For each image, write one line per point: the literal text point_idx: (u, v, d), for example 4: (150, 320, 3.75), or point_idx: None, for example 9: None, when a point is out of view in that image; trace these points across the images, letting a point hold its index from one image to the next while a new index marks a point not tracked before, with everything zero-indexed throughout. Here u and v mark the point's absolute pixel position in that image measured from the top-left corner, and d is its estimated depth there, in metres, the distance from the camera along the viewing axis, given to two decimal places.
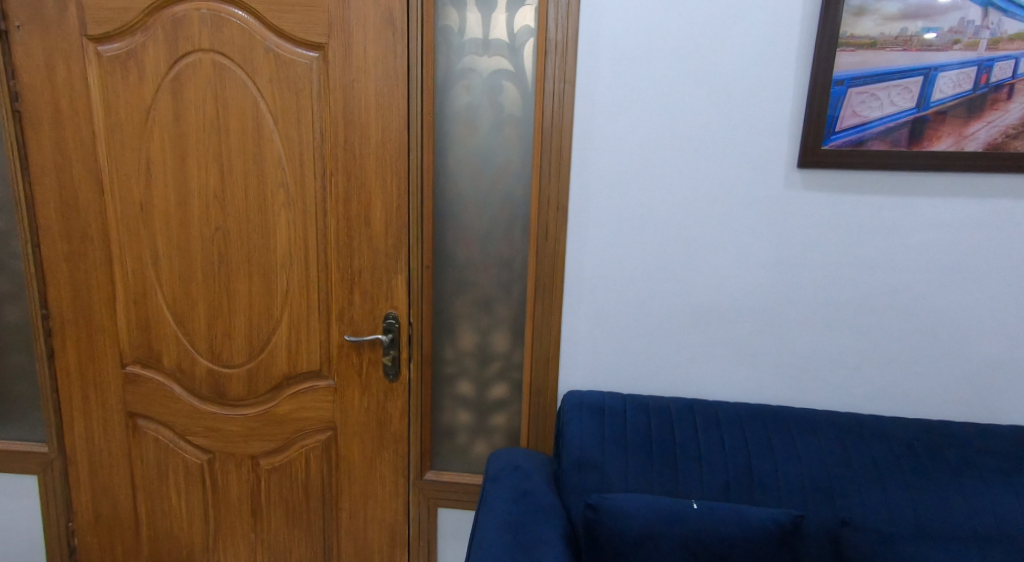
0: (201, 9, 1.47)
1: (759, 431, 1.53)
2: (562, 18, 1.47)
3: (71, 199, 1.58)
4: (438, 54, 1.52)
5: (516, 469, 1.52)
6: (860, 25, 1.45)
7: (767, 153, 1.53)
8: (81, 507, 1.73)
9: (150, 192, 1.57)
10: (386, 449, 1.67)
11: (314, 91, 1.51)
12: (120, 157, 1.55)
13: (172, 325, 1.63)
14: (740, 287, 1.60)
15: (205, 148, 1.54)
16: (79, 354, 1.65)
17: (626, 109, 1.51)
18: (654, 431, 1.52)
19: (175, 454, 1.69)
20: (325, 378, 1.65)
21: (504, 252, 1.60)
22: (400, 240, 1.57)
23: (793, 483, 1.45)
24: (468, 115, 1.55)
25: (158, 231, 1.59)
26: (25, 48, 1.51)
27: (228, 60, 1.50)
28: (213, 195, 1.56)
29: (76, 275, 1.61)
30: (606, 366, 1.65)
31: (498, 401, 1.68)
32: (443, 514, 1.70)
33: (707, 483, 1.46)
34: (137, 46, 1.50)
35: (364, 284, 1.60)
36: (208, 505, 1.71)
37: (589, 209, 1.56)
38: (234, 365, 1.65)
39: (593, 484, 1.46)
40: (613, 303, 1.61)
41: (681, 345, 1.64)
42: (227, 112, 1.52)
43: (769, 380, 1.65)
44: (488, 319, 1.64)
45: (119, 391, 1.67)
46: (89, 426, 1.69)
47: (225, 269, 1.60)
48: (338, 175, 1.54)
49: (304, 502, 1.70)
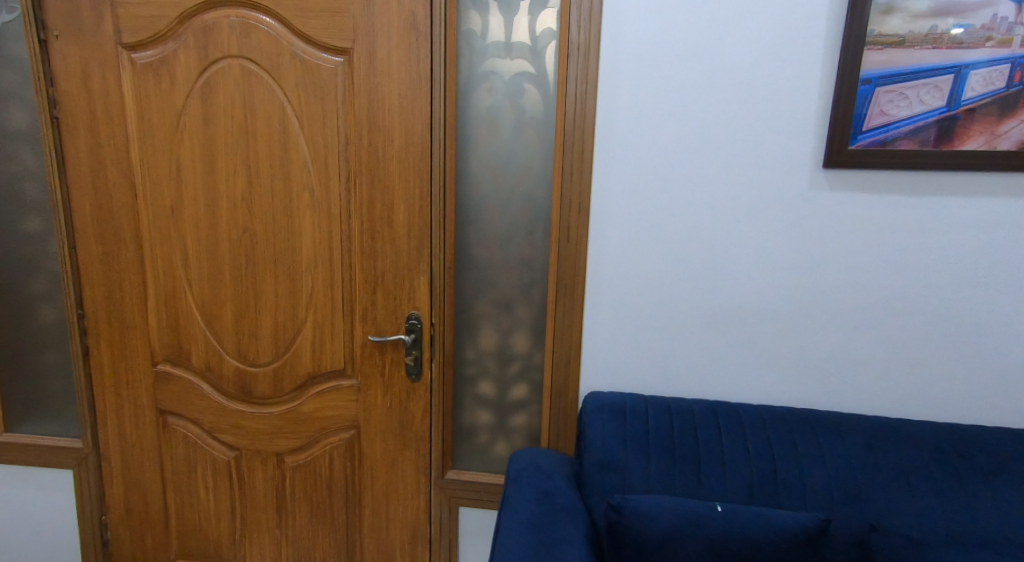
0: (230, 16, 1.51)
1: (783, 433, 1.51)
2: (584, 19, 1.47)
3: (105, 202, 1.62)
4: (461, 57, 1.54)
5: (537, 469, 1.53)
6: (889, 24, 1.43)
7: (792, 153, 1.51)
8: (114, 501, 1.78)
9: (181, 195, 1.61)
10: (408, 448, 1.69)
11: (339, 95, 1.54)
12: (152, 161, 1.60)
13: (201, 325, 1.67)
14: (763, 288, 1.58)
15: (234, 151, 1.58)
16: (112, 352, 1.70)
17: (648, 110, 1.51)
18: (676, 433, 1.51)
19: (202, 451, 1.73)
20: (349, 377, 1.68)
21: (525, 253, 1.61)
22: (423, 241, 1.59)
23: (819, 486, 1.43)
24: (490, 118, 1.56)
25: (188, 233, 1.63)
26: (62, 56, 1.56)
27: (255, 65, 1.53)
28: (241, 198, 1.60)
29: (109, 276, 1.66)
30: (628, 368, 1.64)
31: (519, 401, 1.69)
32: (464, 513, 1.71)
33: (729, 485, 1.44)
34: (169, 53, 1.54)
35: (386, 285, 1.62)
36: (234, 501, 1.75)
37: (611, 210, 1.56)
38: (260, 364, 1.68)
39: (615, 485, 1.45)
40: (634, 304, 1.61)
41: (703, 347, 1.62)
42: (255, 117, 1.56)
43: (793, 383, 1.63)
44: (509, 319, 1.65)
45: (149, 389, 1.71)
46: (121, 422, 1.73)
47: (252, 270, 1.63)
48: (362, 177, 1.57)
49: (328, 499, 1.72)
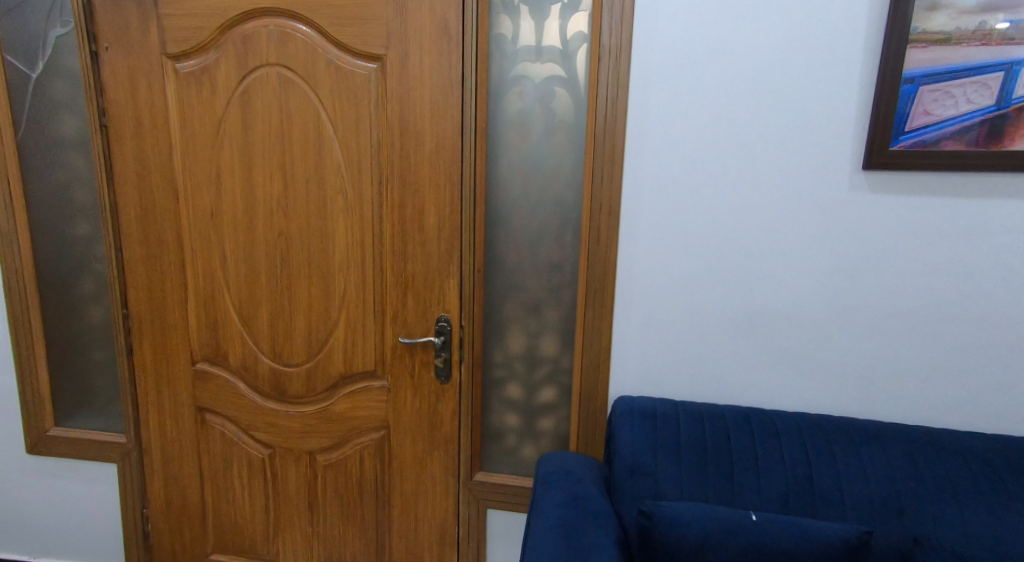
0: (268, 26, 1.55)
1: (820, 442, 1.47)
2: (615, 23, 1.47)
3: (149, 206, 1.69)
4: (492, 62, 1.55)
5: (566, 473, 1.52)
6: (934, 21, 1.38)
7: (830, 155, 1.48)
8: (155, 495, 1.84)
9: (220, 199, 1.66)
10: (437, 449, 1.70)
11: (372, 101, 1.56)
12: (194, 167, 1.66)
13: (238, 325, 1.72)
14: (799, 293, 1.55)
15: (271, 157, 1.62)
16: (155, 351, 1.76)
17: (680, 113, 1.50)
18: (709, 439, 1.49)
19: (238, 448, 1.78)
20: (379, 378, 1.70)
21: (554, 256, 1.61)
22: (453, 244, 1.61)
23: (859, 498, 1.39)
24: (520, 122, 1.56)
25: (227, 236, 1.68)
26: (111, 67, 1.62)
27: (292, 73, 1.57)
28: (277, 202, 1.64)
29: (152, 278, 1.73)
30: (660, 373, 1.63)
31: (547, 404, 1.68)
32: (492, 516, 1.72)
33: (764, 494, 1.42)
34: (210, 62, 1.59)
35: (417, 288, 1.64)
36: (268, 497, 1.79)
37: (642, 213, 1.55)
38: (294, 365, 1.72)
39: (645, 491, 1.44)
40: (665, 309, 1.59)
41: (736, 352, 1.60)
42: (291, 123, 1.60)
43: (830, 391, 1.58)
44: (538, 323, 1.65)
45: (189, 387, 1.77)
46: (162, 419, 1.79)
47: (286, 272, 1.67)
48: (393, 181, 1.59)
49: (358, 498, 1.75)
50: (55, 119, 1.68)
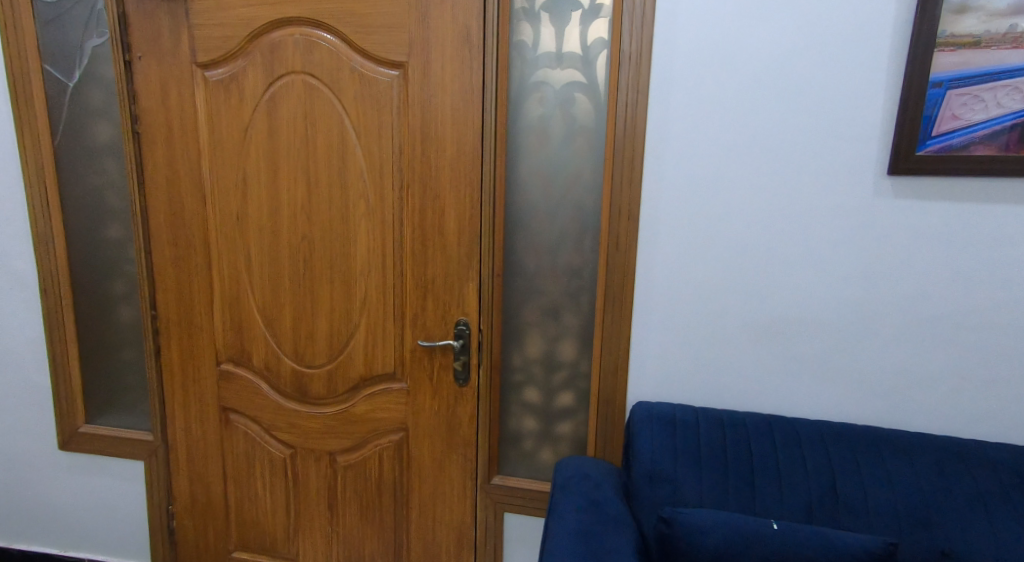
0: (294, 34, 1.59)
1: (844, 451, 1.45)
2: (636, 29, 1.47)
3: (178, 210, 1.73)
4: (513, 68, 1.56)
5: (585, 477, 1.52)
6: (963, 24, 1.36)
7: (854, 160, 1.46)
8: (180, 492, 1.88)
9: (246, 204, 1.70)
10: (455, 452, 1.71)
11: (394, 107, 1.59)
12: (221, 172, 1.70)
13: (261, 327, 1.76)
14: (823, 299, 1.53)
15: (295, 162, 1.65)
16: (181, 351, 1.81)
17: (700, 118, 1.49)
18: (729, 446, 1.47)
19: (261, 448, 1.81)
20: (399, 381, 1.72)
21: (573, 261, 1.61)
22: (472, 248, 1.62)
23: (884, 508, 1.37)
24: (541, 127, 1.57)
25: (252, 239, 1.71)
26: (144, 76, 1.68)
27: (317, 80, 1.61)
28: (301, 206, 1.67)
29: (180, 280, 1.77)
30: (679, 379, 1.62)
31: (565, 409, 1.68)
32: (509, 519, 1.72)
33: (786, 503, 1.40)
34: (238, 71, 1.64)
35: (437, 291, 1.65)
36: (289, 497, 1.81)
37: (661, 218, 1.55)
38: (316, 366, 1.74)
39: (665, 497, 1.43)
40: (685, 314, 1.58)
41: (757, 358, 1.58)
42: (315, 129, 1.63)
43: (854, 398, 1.56)
44: (556, 327, 1.65)
45: (214, 387, 1.81)
46: (188, 418, 1.83)
47: (309, 275, 1.70)
48: (414, 186, 1.61)
49: (377, 499, 1.77)
50: (90, 126, 1.74)
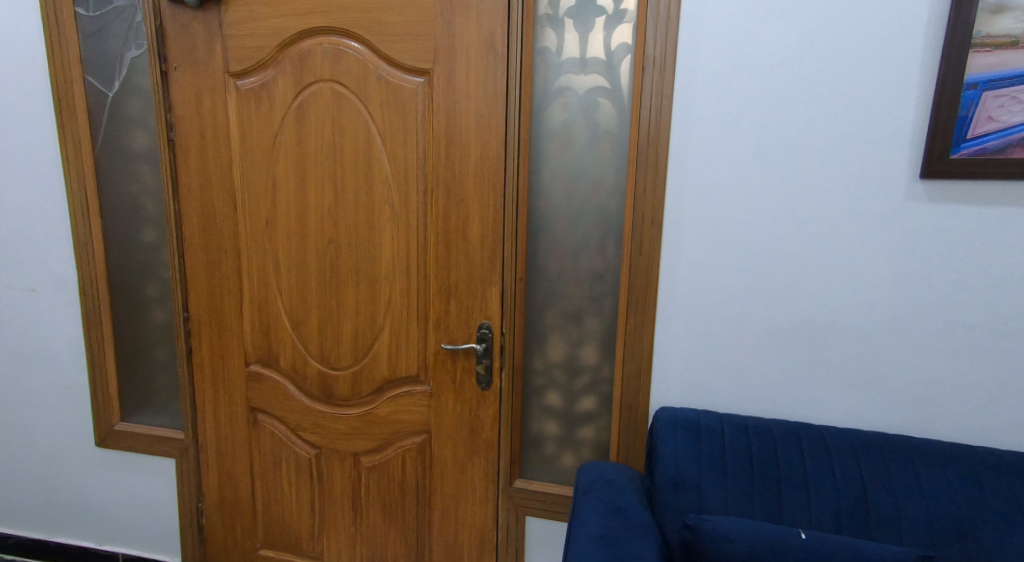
0: (323, 44, 1.63)
1: (874, 460, 1.42)
2: (661, 33, 1.47)
3: (210, 214, 1.78)
4: (536, 74, 1.57)
5: (607, 482, 1.51)
6: (999, 24, 1.33)
7: (884, 163, 1.44)
8: (209, 489, 1.92)
9: (274, 209, 1.74)
10: (478, 454, 1.72)
11: (419, 114, 1.62)
12: (251, 178, 1.74)
13: (289, 329, 1.79)
14: (851, 304, 1.50)
15: (323, 168, 1.69)
16: (211, 352, 1.85)
17: (725, 122, 1.48)
18: (755, 454, 1.45)
19: (287, 448, 1.84)
20: (422, 384, 1.74)
21: (596, 265, 1.61)
22: (495, 253, 1.63)
23: (917, 520, 1.34)
24: (564, 132, 1.58)
25: (280, 243, 1.75)
26: (179, 85, 1.73)
27: (344, 88, 1.64)
28: (328, 211, 1.71)
29: (211, 282, 1.81)
30: (704, 385, 1.60)
31: (587, 413, 1.68)
32: (531, 523, 1.72)
33: (814, 512, 1.38)
34: (269, 79, 1.68)
35: (460, 295, 1.67)
36: (314, 496, 1.84)
37: (685, 223, 1.54)
38: (341, 368, 1.77)
39: (689, 504, 1.42)
40: (710, 318, 1.57)
41: (784, 364, 1.56)
42: (342, 136, 1.66)
43: (884, 406, 1.52)
44: (578, 331, 1.65)
45: (242, 387, 1.85)
46: (217, 417, 1.88)
47: (335, 279, 1.73)
48: (439, 191, 1.63)
49: (399, 500, 1.79)
50: (128, 134, 1.80)
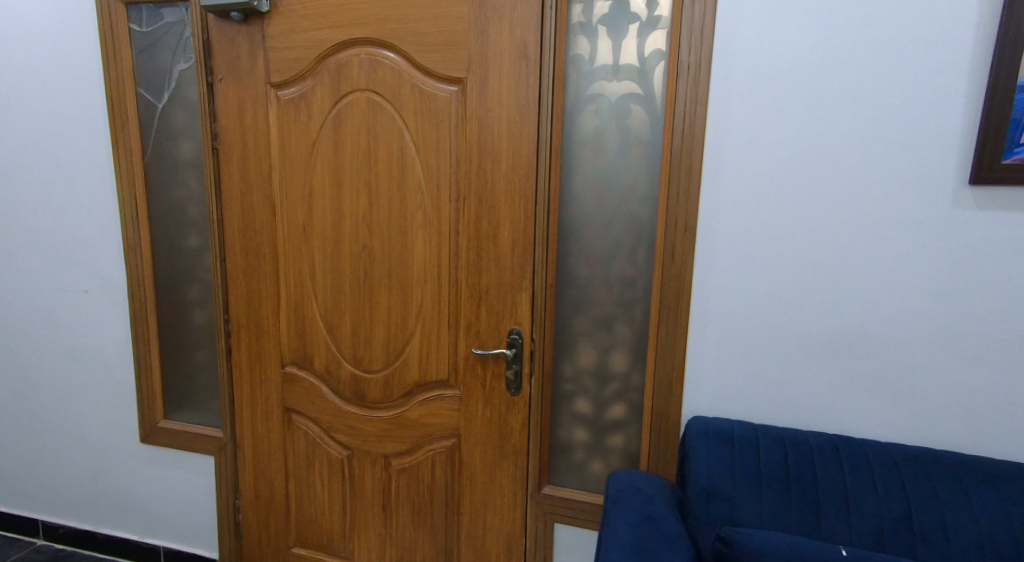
0: (360, 54, 1.67)
1: (919, 476, 1.37)
2: (695, 40, 1.46)
3: (250, 220, 1.84)
4: (569, 81, 1.58)
5: (638, 491, 1.49)
6: None
7: (928, 169, 1.39)
8: (245, 487, 1.97)
9: (311, 215, 1.78)
10: (507, 460, 1.72)
11: (452, 121, 1.64)
12: (289, 185, 1.79)
13: (323, 332, 1.83)
14: (893, 314, 1.45)
15: (358, 175, 1.73)
16: (250, 354, 1.90)
17: (761, 127, 1.46)
18: (792, 466, 1.42)
19: (320, 448, 1.88)
20: (452, 388, 1.75)
21: (627, 272, 1.61)
22: (526, 259, 1.64)
23: (965, 539, 1.29)
24: (596, 139, 1.58)
25: (316, 249, 1.80)
26: (224, 96, 1.80)
27: (379, 97, 1.68)
28: (363, 217, 1.74)
29: (250, 285, 1.87)
30: (738, 394, 1.57)
31: (616, 421, 1.66)
32: (560, 530, 1.71)
33: (854, 529, 1.34)
34: (308, 89, 1.73)
35: (490, 301, 1.68)
36: (346, 497, 1.87)
37: (719, 229, 1.52)
38: (373, 371, 1.80)
39: (722, 515, 1.39)
40: (744, 326, 1.54)
41: (822, 374, 1.51)
42: (377, 144, 1.70)
43: (929, 420, 1.47)
44: (608, 338, 1.64)
45: (278, 388, 1.89)
46: (254, 417, 1.93)
47: (369, 283, 1.77)
48: (471, 197, 1.65)
49: (429, 503, 1.80)
50: (175, 143, 1.88)
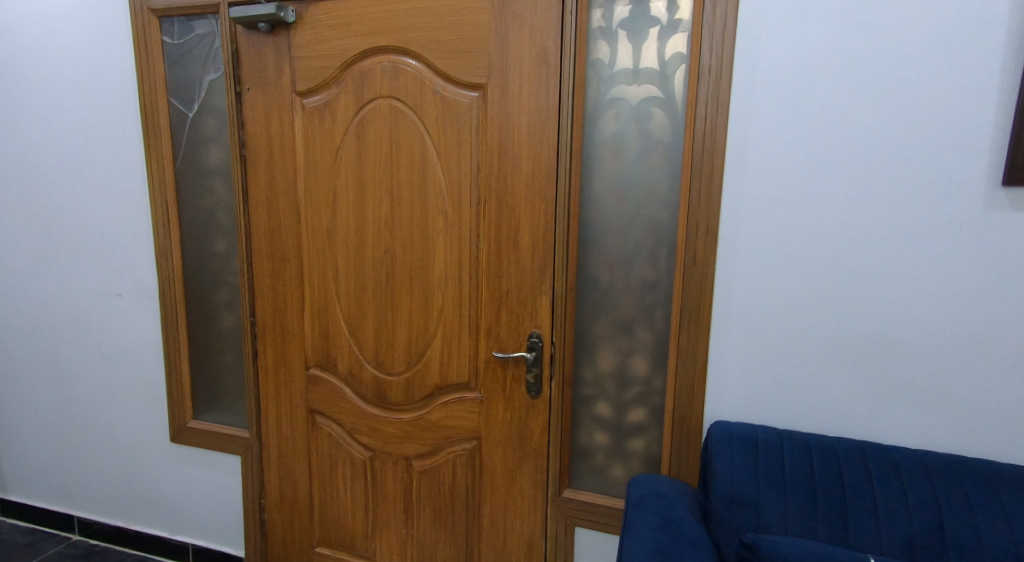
0: (383, 62, 1.70)
1: (952, 484, 1.33)
2: (716, 42, 1.46)
3: (276, 225, 1.87)
4: (589, 85, 1.58)
5: (660, 496, 1.48)
6: None
7: (957, 170, 1.37)
8: (270, 487, 2.00)
9: (335, 220, 1.82)
10: (527, 462, 1.73)
11: (473, 127, 1.66)
12: (314, 190, 1.83)
13: (346, 336, 1.86)
14: (921, 318, 1.43)
15: (381, 180, 1.75)
16: (275, 356, 1.94)
17: (783, 130, 1.45)
18: (818, 473, 1.39)
19: (343, 449, 1.90)
20: (472, 391, 1.77)
21: (647, 275, 1.60)
22: (546, 262, 1.65)
23: (1000, 550, 1.25)
24: (616, 142, 1.58)
25: (340, 253, 1.83)
26: (251, 104, 1.84)
27: (402, 104, 1.71)
28: (385, 221, 1.77)
29: (276, 289, 1.91)
30: (761, 399, 1.55)
31: (637, 425, 1.66)
32: (581, 534, 1.71)
33: (883, 537, 1.31)
34: (332, 97, 1.76)
35: (511, 304, 1.69)
36: (368, 497, 1.90)
37: (741, 232, 1.51)
38: (395, 374, 1.82)
39: (746, 522, 1.37)
40: (768, 330, 1.52)
41: (848, 380, 1.49)
42: (399, 149, 1.72)
43: (961, 426, 1.43)
44: (628, 342, 1.64)
45: (302, 390, 1.93)
46: (279, 418, 1.96)
47: (391, 287, 1.79)
48: (491, 201, 1.67)
49: (450, 504, 1.81)
50: (205, 151, 1.94)
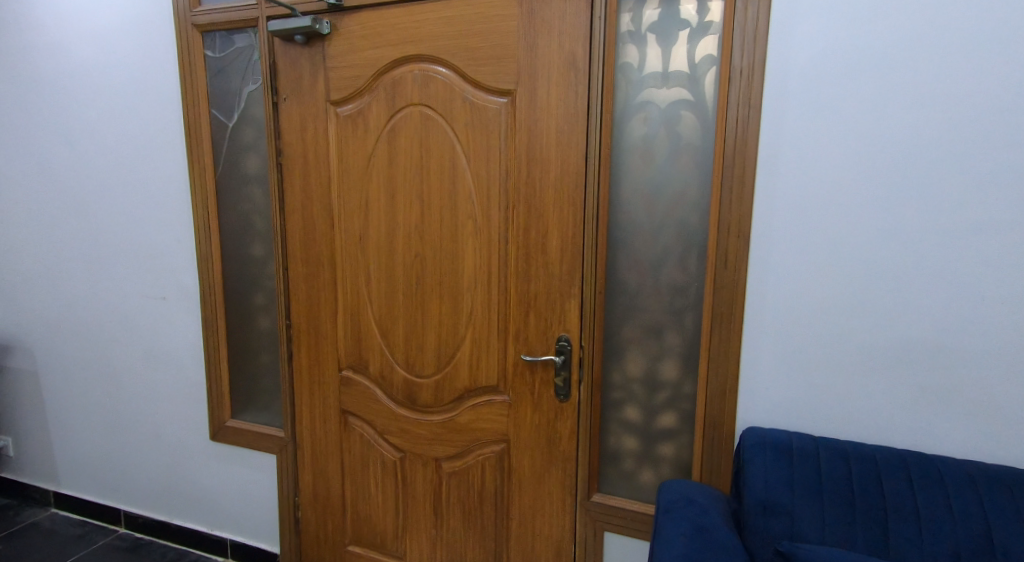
0: (413, 71, 1.74)
1: (998, 496, 1.28)
2: (748, 44, 1.45)
3: (310, 230, 1.92)
4: (617, 89, 1.58)
5: (691, 502, 1.46)
6: None
7: (998, 170, 1.32)
8: (304, 486, 2.05)
9: (367, 224, 1.86)
10: (555, 465, 1.73)
11: (502, 132, 1.68)
12: (346, 196, 1.87)
13: (378, 338, 1.89)
14: (962, 322, 1.38)
15: (411, 186, 1.79)
16: (309, 358, 1.99)
17: (816, 130, 1.43)
18: (856, 481, 1.36)
19: (375, 450, 1.93)
20: (501, 393, 1.78)
21: (676, 278, 1.59)
22: (574, 266, 1.65)
23: None
24: (645, 146, 1.58)
25: (372, 257, 1.86)
26: (287, 113, 1.90)
27: (432, 111, 1.74)
28: (415, 226, 1.80)
29: (310, 292, 1.95)
30: (794, 404, 1.52)
31: (667, 430, 1.64)
32: (610, 539, 1.70)
33: (925, 549, 1.27)
34: (365, 105, 1.81)
35: (539, 308, 1.70)
36: (398, 498, 1.92)
37: (773, 234, 1.49)
38: (425, 376, 1.85)
39: (781, 530, 1.35)
40: (801, 334, 1.50)
41: (885, 385, 1.45)
42: (429, 155, 1.75)
43: (1007, 435, 1.38)
44: (658, 345, 1.63)
45: (335, 391, 1.97)
46: (314, 419, 2.01)
47: (421, 290, 1.82)
48: (519, 205, 1.68)
49: (478, 506, 1.83)
50: (244, 159, 2.00)
